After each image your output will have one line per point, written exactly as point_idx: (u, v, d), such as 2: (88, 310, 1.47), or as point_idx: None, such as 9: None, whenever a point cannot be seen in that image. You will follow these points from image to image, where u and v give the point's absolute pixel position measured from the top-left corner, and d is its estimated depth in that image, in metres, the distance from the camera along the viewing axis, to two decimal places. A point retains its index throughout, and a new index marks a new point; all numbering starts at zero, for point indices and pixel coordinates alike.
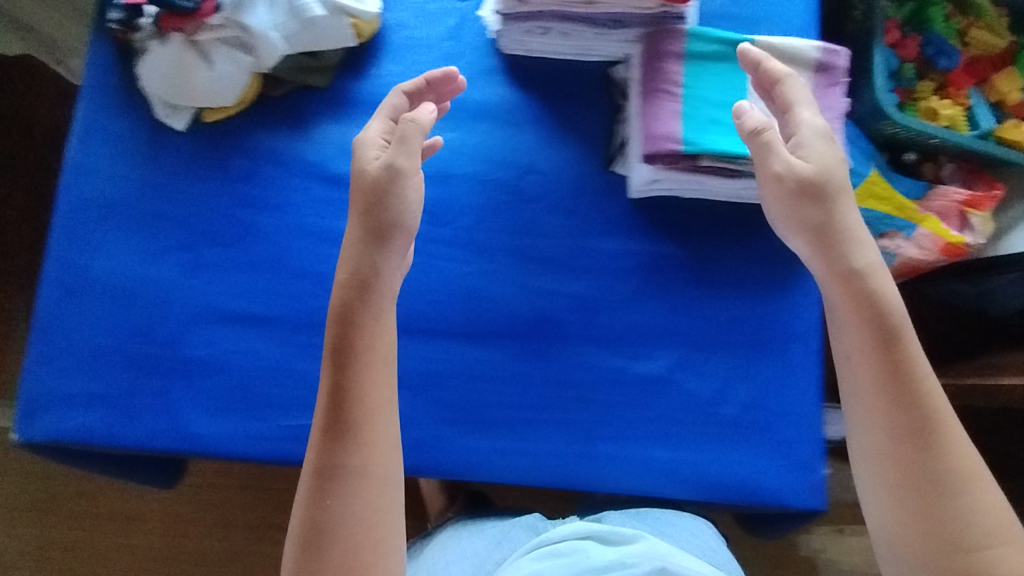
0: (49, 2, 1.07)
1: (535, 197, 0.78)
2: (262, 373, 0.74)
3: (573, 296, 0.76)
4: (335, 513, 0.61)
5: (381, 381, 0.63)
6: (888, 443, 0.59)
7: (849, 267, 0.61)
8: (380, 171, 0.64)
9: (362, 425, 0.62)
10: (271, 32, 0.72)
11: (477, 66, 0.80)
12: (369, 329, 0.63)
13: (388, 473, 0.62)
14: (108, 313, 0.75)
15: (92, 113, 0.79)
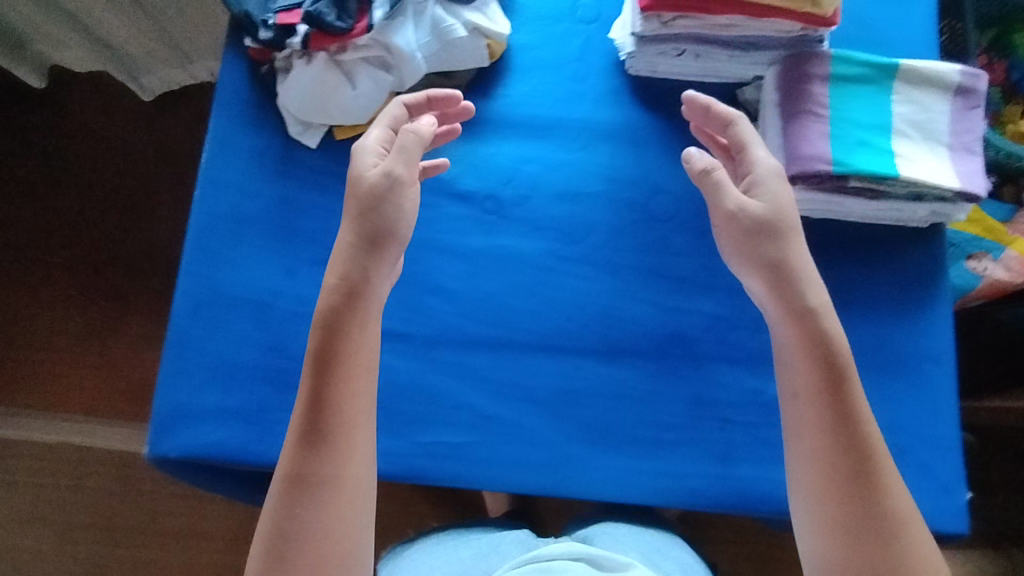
0: (121, 27, 1.32)
1: (664, 217, 0.78)
2: (398, 390, 0.73)
3: (705, 316, 0.75)
4: (303, 525, 0.58)
5: (351, 393, 0.61)
6: (830, 479, 0.58)
7: (804, 305, 0.61)
8: (378, 178, 0.62)
9: (334, 438, 0.60)
10: (417, 53, 0.73)
11: (603, 87, 0.81)
12: (344, 341, 0.60)
13: (362, 489, 0.60)
14: (239, 328, 0.75)
15: (224, 129, 0.79)
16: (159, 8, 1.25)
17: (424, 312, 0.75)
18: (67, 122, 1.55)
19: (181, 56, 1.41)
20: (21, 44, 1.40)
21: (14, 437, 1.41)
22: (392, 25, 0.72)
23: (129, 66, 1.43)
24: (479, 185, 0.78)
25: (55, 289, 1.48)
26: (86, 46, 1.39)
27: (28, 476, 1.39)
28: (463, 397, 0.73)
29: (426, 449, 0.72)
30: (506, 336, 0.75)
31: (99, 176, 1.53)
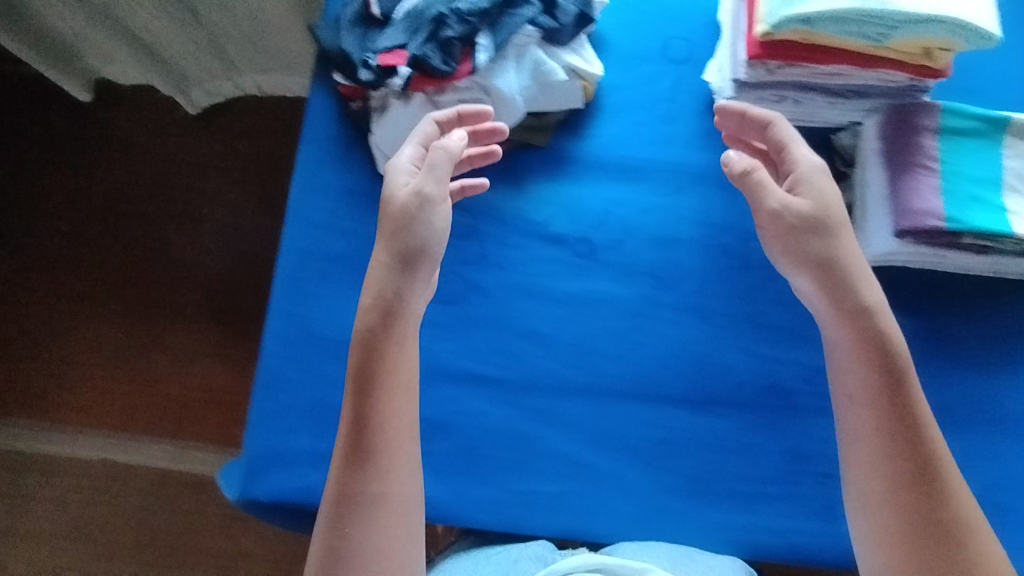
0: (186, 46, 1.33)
1: (760, 264, 0.76)
2: (492, 436, 0.73)
3: (802, 367, 0.74)
4: (354, 541, 0.56)
5: (390, 408, 0.59)
6: (884, 483, 0.57)
7: (856, 306, 0.60)
8: (409, 197, 0.60)
9: (377, 454, 0.58)
10: (518, 96, 0.72)
11: (696, 129, 0.80)
12: (382, 351, 0.59)
13: (409, 502, 0.59)
14: (332, 370, 0.74)
15: (313, 167, 0.79)
16: (216, 23, 1.25)
17: (516, 357, 0.74)
18: (114, 137, 1.55)
19: (231, 67, 1.40)
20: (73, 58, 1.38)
21: (59, 453, 1.40)
22: (494, 68, 0.70)
23: (179, 79, 1.42)
24: (571, 228, 0.77)
25: (101, 306, 1.47)
26: (136, 60, 1.38)
27: (73, 493, 1.39)
28: (557, 444, 0.72)
29: (520, 497, 0.71)
30: (601, 382, 0.74)
31: (143, 191, 1.52)
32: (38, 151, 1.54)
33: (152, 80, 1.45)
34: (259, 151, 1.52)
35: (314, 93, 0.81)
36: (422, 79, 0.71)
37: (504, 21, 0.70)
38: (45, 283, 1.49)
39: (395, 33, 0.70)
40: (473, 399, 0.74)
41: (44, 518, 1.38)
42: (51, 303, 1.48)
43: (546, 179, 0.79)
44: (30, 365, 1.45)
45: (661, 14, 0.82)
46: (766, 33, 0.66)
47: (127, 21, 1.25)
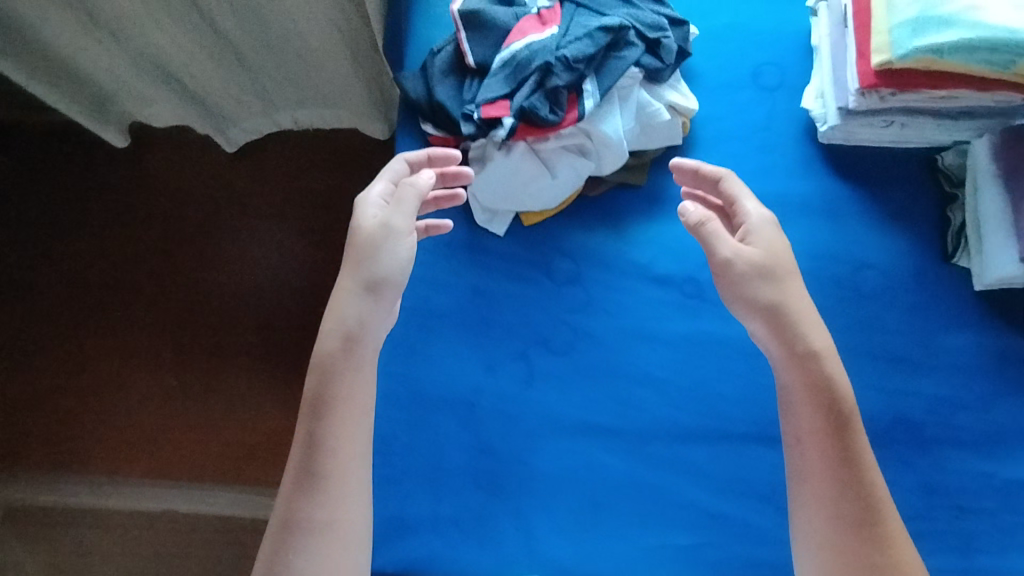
0: (217, 71, 1.13)
1: (872, 294, 0.75)
2: (616, 489, 0.70)
3: (927, 397, 0.72)
4: (294, 568, 0.56)
5: (342, 435, 0.60)
6: (831, 526, 0.57)
7: (803, 349, 0.60)
8: (375, 230, 0.62)
9: (327, 478, 0.59)
10: (622, 140, 0.70)
11: (795, 157, 0.78)
12: (333, 374, 0.60)
13: (355, 532, 0.59)
14: (445, 430, 0.72)
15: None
16: (256, 58, 1.10)
17: (634, 405, 0.72)
18: (137, 168, 1.42)
19: (270, 106, 1.24)
20: (104, 106, 1.20)
21: (104, 508, 1.27)
22: (601, 113, 0.69)
23: (216, 119, 1.26)
24: (678, 267, 0.76)
25: (132, 351, 1.34)
26: (171, 104, 1.22)
27: (120, 554, 1.25)
28: (684, 494, 0.70)
29: (651, 552, 0.68)
30: (724, 427, 0.71)
31: (173, 224, 1.40)
32: (55, 187, 1.42)
33: (189, 121, 1.27)
34: (297, 183, 1.40)
35: (402, 143, 0.79)
36: (526, 129, 0.69)
37: (608, 65, 0.68)
38: (70, 328, 1.36)
39: (497, 83, 0.69)
40: (594, 451, 0.71)
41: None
42: (79, 349, 1.34)
43: (645, 218, 0.77)
44: (57, 420, 1.31)
45: (750, 40, 0.81)
46: (884, 64, 0.64)
47: (162, 64, 1.11)
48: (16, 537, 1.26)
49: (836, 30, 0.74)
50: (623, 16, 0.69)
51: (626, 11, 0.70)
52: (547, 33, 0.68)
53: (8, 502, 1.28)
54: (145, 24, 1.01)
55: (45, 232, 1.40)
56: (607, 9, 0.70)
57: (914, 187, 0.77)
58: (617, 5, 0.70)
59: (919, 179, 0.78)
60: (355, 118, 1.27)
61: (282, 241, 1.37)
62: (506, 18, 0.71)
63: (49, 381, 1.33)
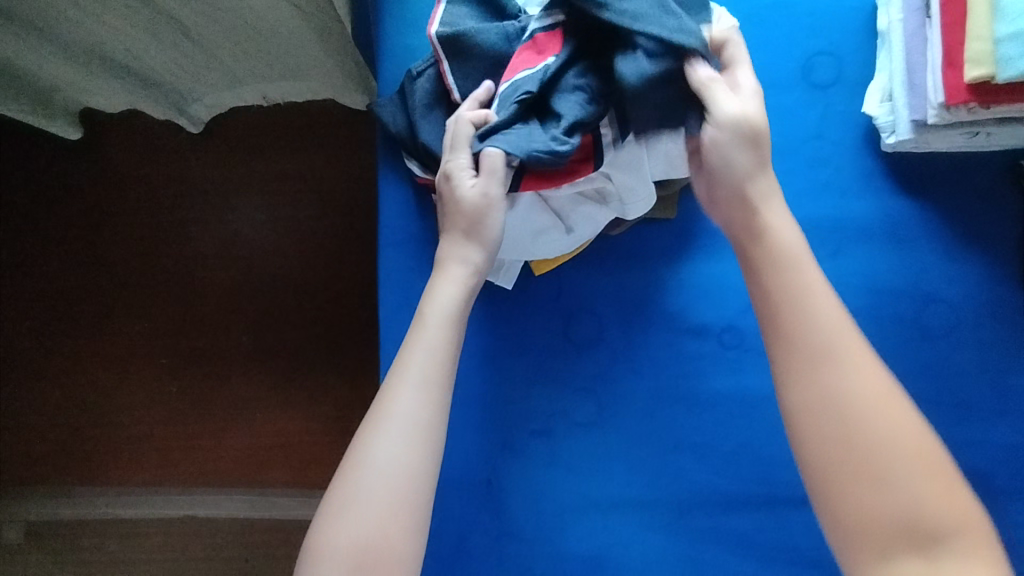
0: (166, 59, 0.94)
1: (941, 333, 0.65)
2: (654, 567, 0.65)
3: (1000, 445, 0.64)
4: (377, 455, 0.51)
5: (448, 338, 0.56)
6: (828, 406, 0.48)
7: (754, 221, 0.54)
8: (479, 198, 0.56)
9: (427, 380, 0.54)
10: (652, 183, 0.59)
11: (852, 171, 0.66)
12: (448, 279, 0.58)
13: (437, 435, 0.53)
14: (465, 513, 0.66)
15: (405, 277, 0.70)
16: (210, 42, 0.90)
17: (673, 475, 0.65)
18: (91, 163, 1.26)
19: (234, 80, 1.04)
20: (46, 93, 1.02)
21: (125, 517, 1.23)
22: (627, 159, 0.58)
23: (173, 98, 1.07)
24: (716, 316, 0.66)
25: (127, 361, 1.25)
26: (116, 85, 1.02)
27: (152, 561, 1.22)
28: (729, 565, 0.65)
29: None
30: (770, 492, 0.65)
31: (146, 219, 1.26)
32: (7, 183, 1.26)
33: (141, 103, 1.10)
34: (274, 167, 1.24)
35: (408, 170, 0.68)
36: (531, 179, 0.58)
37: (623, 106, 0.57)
38: (54, 338, 1.26)
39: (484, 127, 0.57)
40: (629, 527, 0.65)
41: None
42: (70, 361, 1.25)
43: (677, 259, 0.67)
44: (60, 435, 1.25)
45: (800, 26, 0.67)
46: (984, 79, 0.52)
47: (100, 48, 0.90)
48: (43, 552, 1.23)
49: (914, 18, 0.60)
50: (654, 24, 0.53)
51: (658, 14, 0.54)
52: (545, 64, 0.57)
53: (28, 518, 1.24)
54: (71, 13, 0.80)
55: (7, 237, 1.27)
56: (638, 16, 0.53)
57: (991, 204, 0.66)
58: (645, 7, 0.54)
59: (999, 191, 0.66)
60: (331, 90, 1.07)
61: (264, 236, 1.23)
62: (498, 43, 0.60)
63: (45, 395, 1.25)
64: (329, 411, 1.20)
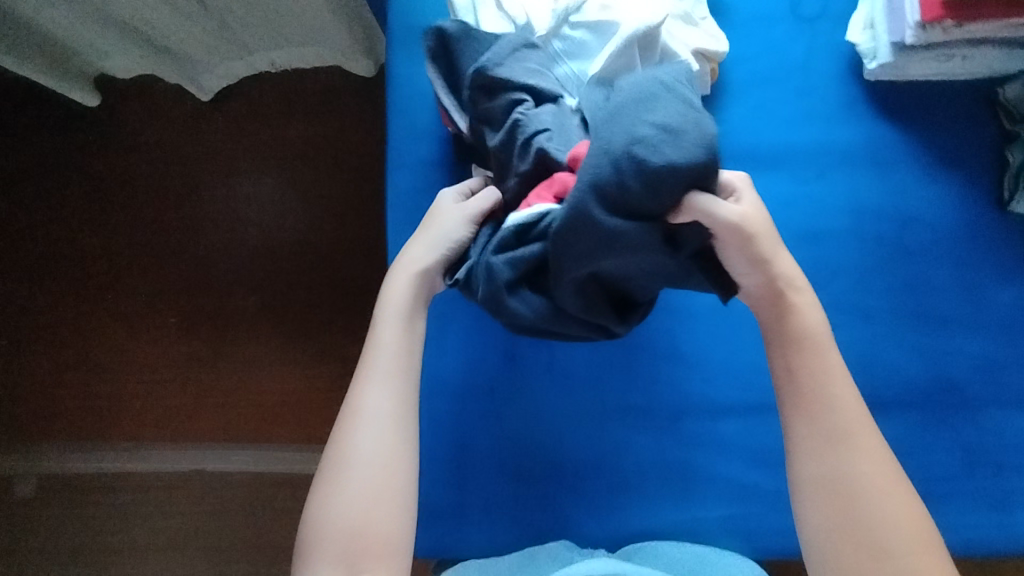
0: (176, 25, 0.98)
1: (918, 250, 0.69)
2: (646, 469, 0.69)
3: (973, 357, 0.68)
4: (353, 449, 0.57)
5: (407, 329, 0.61)
6: (824, 456, 0.54)
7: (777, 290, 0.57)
8: (438, 206, 0.65)
9: (384, 380, 0.60)
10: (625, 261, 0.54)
11: (836, 99, 0.70)
12: (403, 274, 0.62)
13: (406, 426, 0.59)
14: (468, 417, 0.70)
15: (412, 203, 0.74)
16: (220, 8, 0.94)
17: (663, 383, 0.70)
18: (106, 128, 1.31)
19: (241, 47, 1.09)
20: (67, 56, 1.08)
21: (134, 470, 1.27)
22: (595, 260, 0.53)
23: (183, 62, 1.11)
24: None
25: (138, 320, 1.29)
26: (131, 47, 1.06)
27: (160, 513, 1.26)
28: (715, 468, 0.69)
29: (684, 524, 0.69)
30: (757, 398, 0.70)
31: (159, 182, 1.30)
32: (23, 147, 1.31)
33: (152, 67, 1.14)
34: (283, 129, 1.28)
35: None
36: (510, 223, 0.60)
37: (603, 303, 0.59)
38: (68, 297, 1.30)
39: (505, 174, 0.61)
40: (623, 433, 0.69)
41: (140, 542, 1.26)
42: (83, 319, 1.29)
43: None
44: (71, 391, 1.29)
45: None
46: None
47: (114, 11, 0.93)
48: (58, 504, 1.28)
49: None
50: (641, 214, 0.51)
51: (642, 215, 0.51)
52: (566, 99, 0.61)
53: (45, 471, 1.28)
54: None
55: (25, 199, 1.31)
56: (611, 252, 0.52)
57: (969, 128, 0.70)
58: (605, 247, 0.52)
59: (974, 116, 0.70)
60: (338, 56, 1.11)
61: (274, 197, 1.27)
62: (516, 84, 0.59)
63: (58, 352, 1.29)
64: (335, 362, 1.23)
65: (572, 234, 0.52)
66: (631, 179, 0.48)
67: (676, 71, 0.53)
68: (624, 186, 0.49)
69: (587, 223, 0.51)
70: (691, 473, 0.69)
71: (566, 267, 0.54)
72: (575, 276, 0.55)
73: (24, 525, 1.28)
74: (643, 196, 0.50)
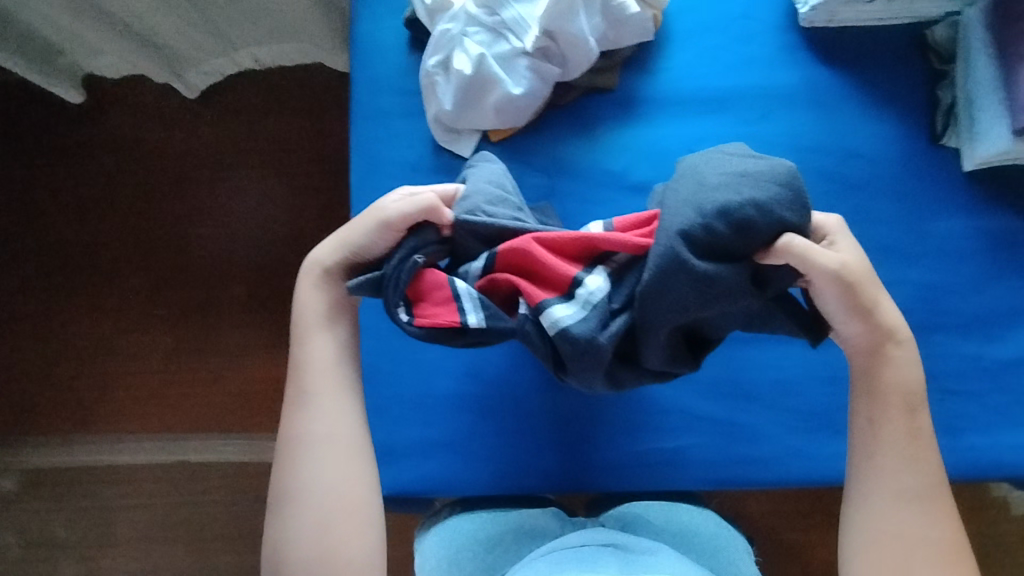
0: (160, 16, 1.01)
1: (860, 184, 0.72)
2: (601, 401, 0.72)
3: (918, 285, 0.70)
4: (303, 475, 0.59)
5: (328, 341, 0.63)
6: (891, 499, 0.56)
7: (880, 334, 0.58)
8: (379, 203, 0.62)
9: (314, 396, 0.61)
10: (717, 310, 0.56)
11: (775, 44, 0.74)
12: (308, 290, 0.63)
13: (351, 438, 0.61)
14: (432, 355, 0.73)
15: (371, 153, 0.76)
16: None
17: None
18: (91, 124, 1.34)
19: (227, 44, 1.13)
20: (49, 55, 1.12)
21: (114, 462, 1.27)
22: (690, 311, 0.55)
23: (168, 60, 1.14)
24: (656, 174, 0.73)
25: (121, 313, 1.30)
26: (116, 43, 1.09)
27: (141, 503, 1.26)
28: (672, 399, 0.72)
29: (643, 454, 0.71)
30: None
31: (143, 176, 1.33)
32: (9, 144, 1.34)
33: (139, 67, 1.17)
34: (262, 117, 1.31)
35: (379, 58, 0.76)
36: (497, 260, 0.58)
37: (686, 351, 0.60)
38: (52, 292, 1.31)
39: (467, 205, 0.61)
40: None
41: (122, 533, 1.25)
42: (65, 314, 1.30)
43: (616, 122, 0.74)
44: (51, 387, 1.29)
45: None
46: None
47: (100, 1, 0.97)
48: (39, 498, 1.27)
49: None
50: (727, 257, 0.54)
51: (734, 257, 0.54)
52: (518, 92, 0.69)
53: (26, 466, 1.28)
54: None
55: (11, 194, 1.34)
56: (705, 298, 0.54)
57: (901, 68, 0.73)
58: (694, 294, 0.54)
59: (905, 57, 0.73)
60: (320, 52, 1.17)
61: (253, 187, 1.31)
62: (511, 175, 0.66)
63: (40, 347, 1.30)
64: None
65: (663, 283, 0.53)
66: (718, 222, 0.53)
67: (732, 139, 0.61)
68: (710, 232, 0.53)
69: (681, 268, 0.53)
70: (648, 403, 0.72)
71: (655, 319, 0.55)
72: (665, 329, 0.56)
73: (6, 521, 1.27)
74: (732, 236, 0.53)
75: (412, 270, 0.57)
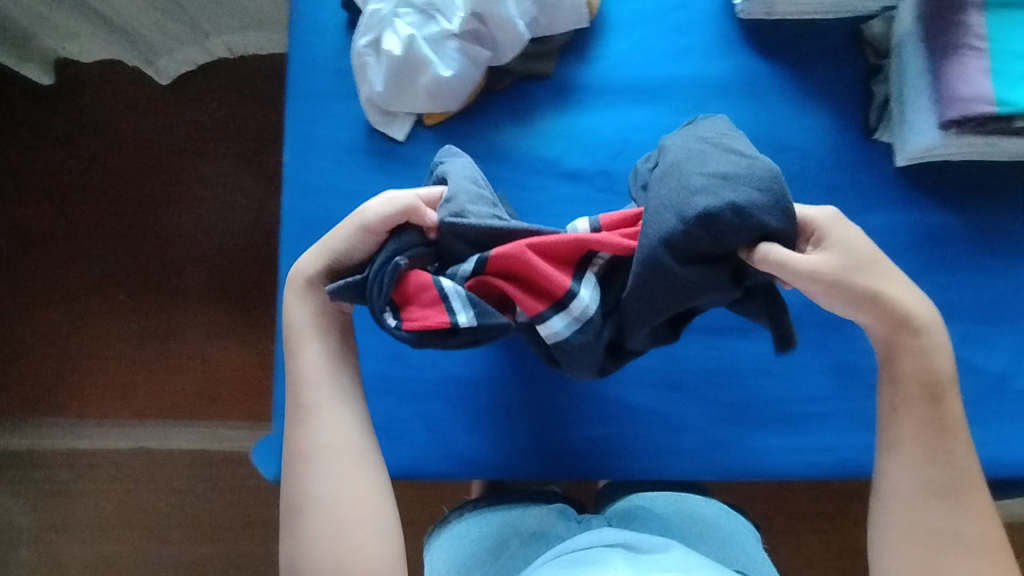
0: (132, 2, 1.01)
1: (792, 176, 0.71)
2: (527, 387, 0.72)
3: None
4: (311, 489, 0.54)
5: (326, 348, 0.58)
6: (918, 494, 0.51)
7: (900, 318, 0.51)
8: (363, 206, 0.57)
9: (314, 408, 0.56)
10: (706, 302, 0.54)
11: (712, 35, 0.74)
12: (298, 298, 0.58)
13: (359, 446, 0.56)
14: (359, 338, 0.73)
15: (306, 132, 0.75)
16: None
17: None
18: None
19: (201, 34, 1.12)
20: (21, 39, 1.12)
21: (46, 444, 1.20)
22: (678, 306, 0.54)
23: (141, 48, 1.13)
24: (588, 161, 0.72)
25: (57, 286, 1.22)
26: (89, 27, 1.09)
27: (72, 487, 1.19)
28: (599, 387, 0.72)
29: (573, 442, 0.71)
30: None
31: None
32: None
33: (114, 53, 1.17)
34: None
35: (318, 38, 0.76)
36: (488, 267, 0.54)
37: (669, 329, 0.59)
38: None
39: (452, 207, 0.56)
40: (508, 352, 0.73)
41: (57, 522, 1.19)
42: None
43: (552, 109, 0.74)
44: None
45: None
46: None
47: None
48: None
49: None
50: (710, 257, 0.52)
51: (715, 257, 0.52)
52: (446, 74, 0.69)
53: None
54: None
55: None
56: (688, 296, 0.53)
57: (837, 62, 0.73)
58: (678, 293, 0.52)
59: (842, 51, 0.73)
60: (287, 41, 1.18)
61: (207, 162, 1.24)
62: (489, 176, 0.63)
63: None
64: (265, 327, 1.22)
65: (645, 286, 0.52)
66: (695, 228, 0.49)
67: (723, 127, 0.56)
68: (689, 238, 0.50)
69: (660, 275, 0.51)
70: (578, 391, 0.72)
71: (641, 316, 0.54)
72: (651, 322, 0.55)
73: None
74: (713, 239, 0.50)
75: (395, 273, 0.52)
